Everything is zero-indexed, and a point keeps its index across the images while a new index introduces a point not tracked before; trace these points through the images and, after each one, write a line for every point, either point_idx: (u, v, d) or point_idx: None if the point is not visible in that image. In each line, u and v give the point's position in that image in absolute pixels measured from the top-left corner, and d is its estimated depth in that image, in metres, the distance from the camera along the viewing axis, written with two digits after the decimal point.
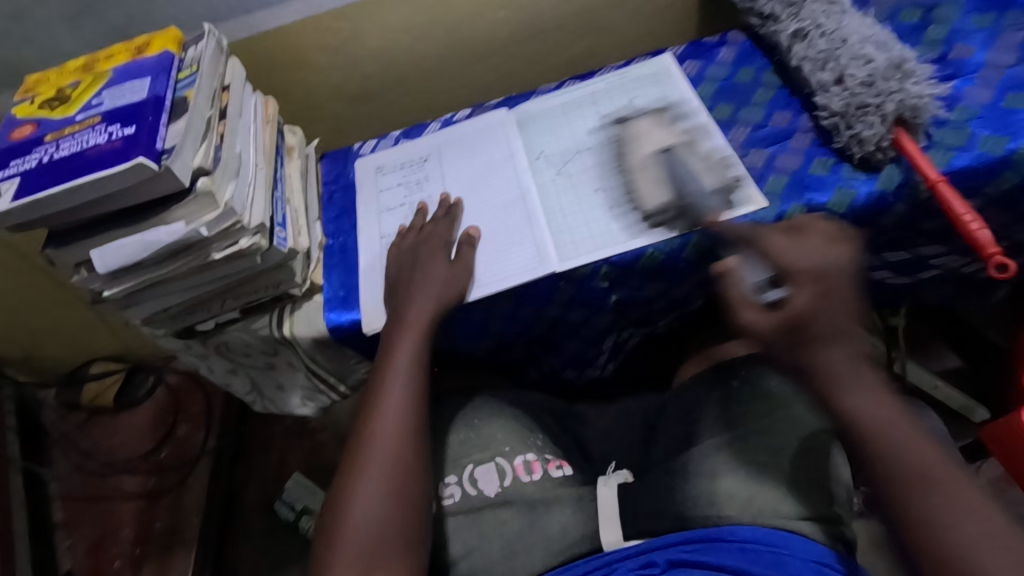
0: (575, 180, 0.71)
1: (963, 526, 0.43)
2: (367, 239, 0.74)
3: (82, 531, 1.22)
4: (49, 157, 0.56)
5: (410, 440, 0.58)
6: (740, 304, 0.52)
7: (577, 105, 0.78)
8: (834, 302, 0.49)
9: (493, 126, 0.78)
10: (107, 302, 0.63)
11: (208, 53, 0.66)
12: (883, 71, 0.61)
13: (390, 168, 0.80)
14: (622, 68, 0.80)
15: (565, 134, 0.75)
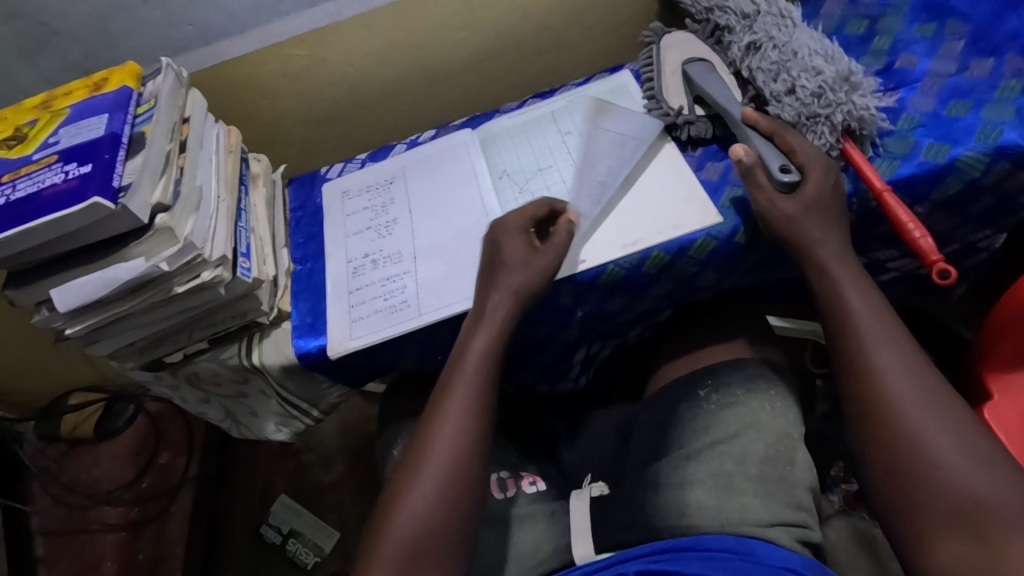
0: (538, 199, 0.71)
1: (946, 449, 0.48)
2: (335, 263, 0.74)
3: (64, 565, 1.21)
4: (5, 198, 0.57)
5: (461, 458, 0.56)
6: (760, 185, 0.60)
7: (538, 124, 0.79)
8: (836, 193, 0.59)
9: (457, 148, 0.79)
10: (70, 340, 0.63)
11: (166, 86, 0.66)
12: (831, 83, 0.62)
13: (356, 192, 0.81)
14: (579, 87, 0.81)
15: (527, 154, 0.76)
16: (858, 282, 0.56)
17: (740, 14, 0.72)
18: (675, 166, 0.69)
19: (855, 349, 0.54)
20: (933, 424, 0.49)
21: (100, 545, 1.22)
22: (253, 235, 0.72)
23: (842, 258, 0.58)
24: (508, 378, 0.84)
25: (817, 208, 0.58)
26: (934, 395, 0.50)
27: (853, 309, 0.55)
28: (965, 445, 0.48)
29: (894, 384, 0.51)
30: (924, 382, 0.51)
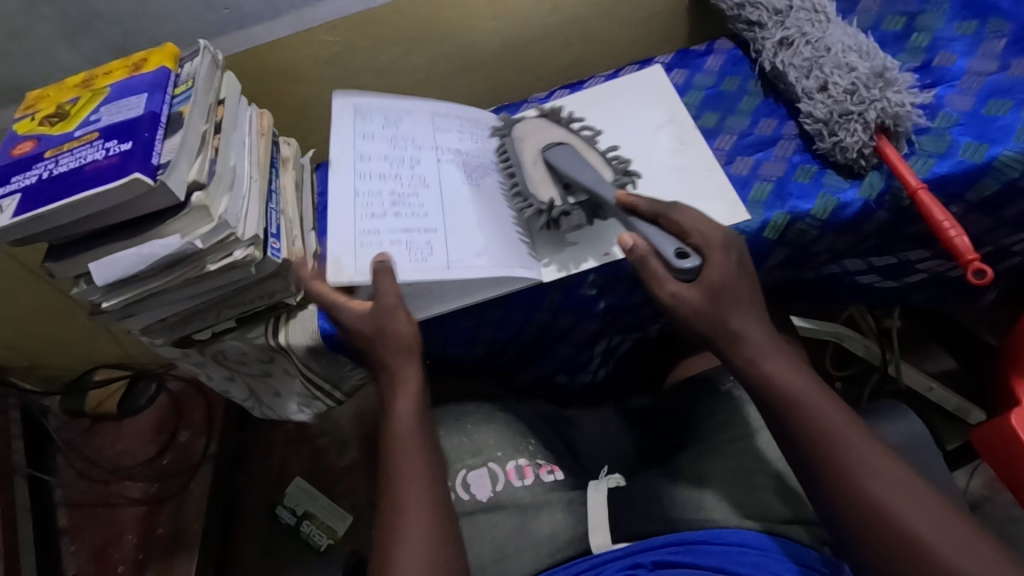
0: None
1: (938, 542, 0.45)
2: None
3: (87, 537, 1.24)
4: (48, 173, 0.58)
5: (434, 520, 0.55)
6: (659, 278, 0.56)
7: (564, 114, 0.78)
8: (740, 269, 0.57)
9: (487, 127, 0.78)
10: (105, 314, 0.65)
11: (203, 68, 0.67)
12: (865, 80, 0.61)
13: None
14: (613, 77, 0.80)
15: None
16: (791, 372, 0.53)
17: (773, 10, 0.71)
18: (706, 160, 0.68)
19: (819, 443, 0.50)
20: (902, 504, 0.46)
21: (121, 519, 1.25)
22: (283, 217, 0.73)
23: (768, 348, 0.54)
24: (527, 367, 0.84)
25: (738, 282, 0.56)
26: (895, 473, 0.48)
27: (802, 403, 0.51)
28: (942, 525, 0.45)
29: (866, 478, 0.48)
30: (883, 462, 0.48)
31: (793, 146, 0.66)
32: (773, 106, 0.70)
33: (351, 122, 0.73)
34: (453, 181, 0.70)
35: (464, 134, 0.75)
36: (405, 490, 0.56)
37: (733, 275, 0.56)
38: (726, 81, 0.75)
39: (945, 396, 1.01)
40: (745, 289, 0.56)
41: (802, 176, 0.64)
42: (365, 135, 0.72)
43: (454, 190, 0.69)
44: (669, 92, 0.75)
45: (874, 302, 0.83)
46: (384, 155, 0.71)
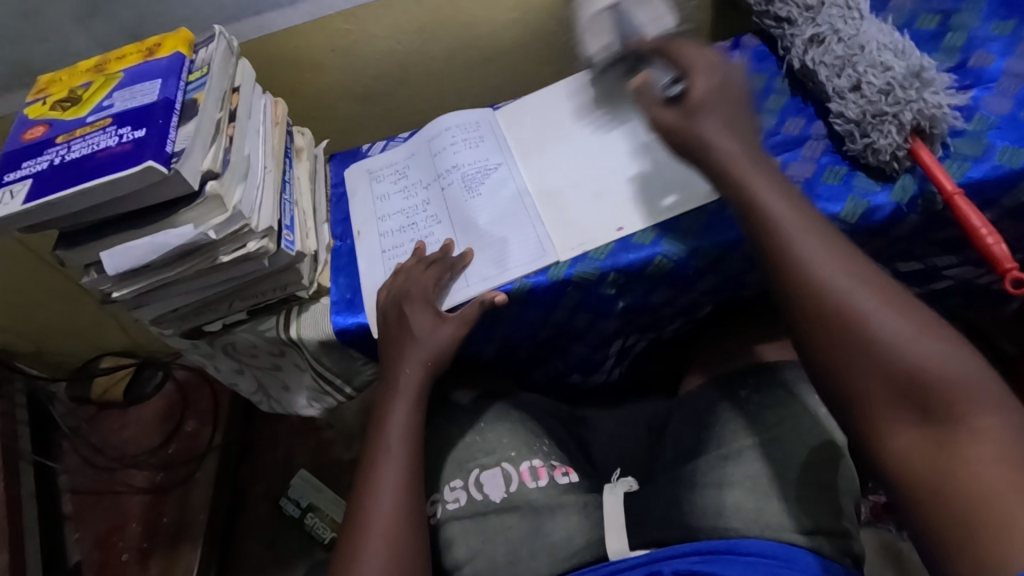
0: (573, 172, 0.71)
1: (896, 330, 0.45)
2: (370, 242, 0.74)
3: (91, 524, 1.23)
4: (60, 159, 0.57)
5: (408, 498, 0.57)
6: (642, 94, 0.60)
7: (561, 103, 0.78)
8: (722, 90, 0.58)
9: (482, 123, 0.78)
10: (117, 303, 0.64)
11: (218, 54, 0.66)
12: (901, 79, 0.58)
13: (389, 172, 0.79)
14: None
15: (568, 130, 0.75)
16: (764, 180, 0.54)
17: (803, 5, 0.69)
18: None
19: (838, 312, 0.47)
20: (880, 310, 0.46)
21: (127, 507, 1.25)
22: (297, 209, 0.71)
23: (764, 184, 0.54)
24: (540, 365, 0.84)
25: (721, 96, 0.58)
26: (898, 303, 0.47)
27: (774, 229, 0.52)
28: (907, 322, 0.45)
29: (834, 280, 0.48)
30: (865, 282, 0.48)
31: (822, 147, 0.65)
32: (801, 105, 0.69)
33: (367, 187, 0.79)
34: (461, 204, 0.71)
35: (459, 145, 0.76)
36: (388, 460, 0.59)
37: (721, 87, 0.58)
38: (751, 78, 0.73)
39: None
40: (725, 104, 0.58)
41: (831, 178, 0.62)
42: (380, 195, 0.77)
43: (462, 213, 0.71)
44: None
45: None
46: (398, 208, 0.75)
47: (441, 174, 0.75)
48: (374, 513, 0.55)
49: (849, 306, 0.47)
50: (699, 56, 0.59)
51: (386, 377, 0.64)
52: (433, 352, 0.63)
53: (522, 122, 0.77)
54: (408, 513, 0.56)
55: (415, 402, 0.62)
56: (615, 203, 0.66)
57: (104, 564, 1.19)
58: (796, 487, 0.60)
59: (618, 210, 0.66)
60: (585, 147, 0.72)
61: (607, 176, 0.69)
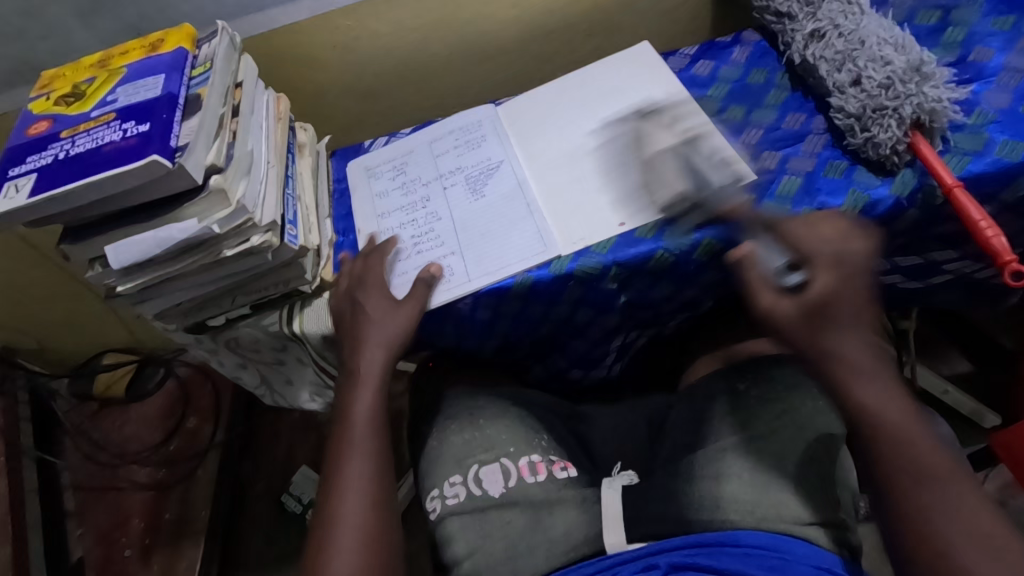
0: (575, 168, 0.71)
1: (965, 545, 0.44)
2: (369, 240, 0.73)
3: (93, 520, 1.24)
4: (65, 153, 0.57)
5: (377, 482, 0.58)
6: (757, 285, 0.55)
7: (558, 99, 0.78)
8: (854, 287, 0.52)
9: (483, 122, 0.79)
10: (120, 298, 0.64)
11: (221, 49, 0.66)
12: (902, 74, 0.58)
13: (387, 170, 0.79)
14: (608, 57, 0.80)
15: (568, 127, 0.74)
16: (895, 409, 0.49)
17: (804, 1, 0.69)
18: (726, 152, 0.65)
19: (922, 550, 0.45)
20: (956, 509, 0.45)
21: (128, 503, 1.25)
22: (299, 204, 0.72)
23: (870, 370, 0.50)
24: (541, 361, 0.84)
25: (845, 297, 0.52)
26: (988, 526, 0.44)
27: (866, 397, 0.50)
28: (984, 541, 0.44)
29: (935, 515, 0.45)
30: (963, 507, 0.45)
31: (822, 142, 0.65)
32: (800, 100, 0.69)
33: (366, 183, 0.79)
34: (462, 203, 0.72)
35: (461, 146, 0.77)
36: (353, 448, 0.60)
37: (849, 280, 0.53)
38: (753, 73, 0.73)
39: (961, 399, 1.00)
40: (856, 302, 0.52)
41: (832, 172, 0.62)
42: (379, 192, 0.77)
43: (466, 211, 0.71)
44: (675, 81, 0.74)
45: (894, 303, 0.82)
46: (397, 205, 0.75)
47: (442, 174, 0.75)
48: (342, 504, 0.56)
49: (920, 507, 0.46)
50: (826, 243, 0.55)
51: (348, 367, 0.65)
52: (390, 337, 0.64)
53: (522, 119, 0.78)
54: (377, 502, 0.57)
55: (378, 391, 0.64)
56: (616, 200, 0.66)
57: (106, 559, 1.19)
58: (795, 480, 0.61)
59: (618, 206, 0.66)
60: (586, 142, 0.72)
61: (607, 174, 0.69)
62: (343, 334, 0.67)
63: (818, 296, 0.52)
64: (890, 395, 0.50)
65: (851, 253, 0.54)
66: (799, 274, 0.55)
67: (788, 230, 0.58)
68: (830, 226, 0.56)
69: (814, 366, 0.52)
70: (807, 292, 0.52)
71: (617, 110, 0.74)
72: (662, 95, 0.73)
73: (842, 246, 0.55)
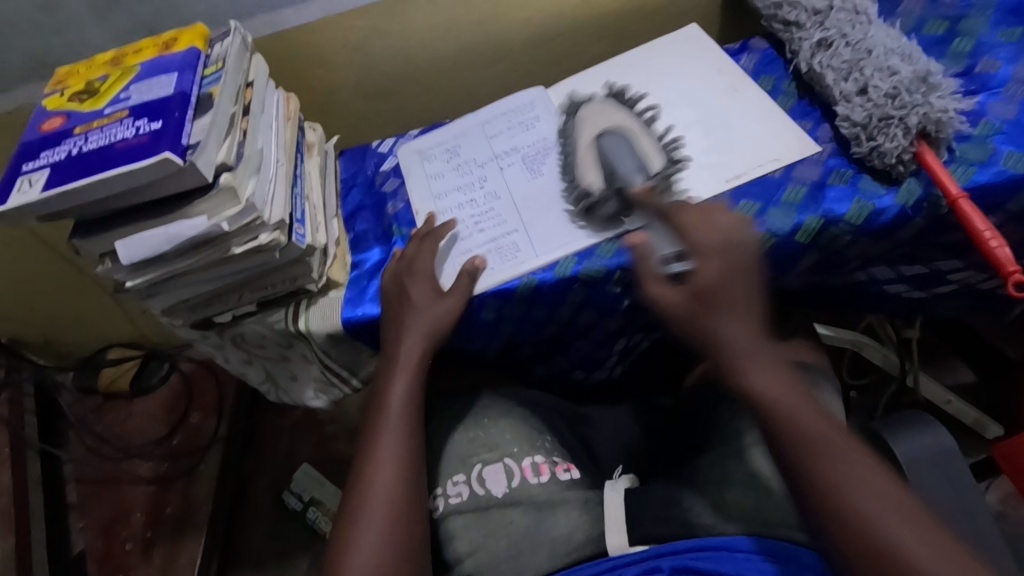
0: (629, 147, 0.72)
1: (880, 520, 0.44)
2: (427, 220, 0.74)
3: (95, 513, 1.24)
4: (78, 149, 0.58)
5: (409, 466, 0.58)
6: (647, 280, 0.57)
7: (608, 82, 0.79)
8: (736, 275, 0.54)
9: (535, 103, 0.80)
10: (129, 292, 0.64)
11: (233, 49, 0.67)
12: (908, 83, 0.59)
13: (437, 152, 0.80)
14: (657, 40, 0.81)
15: (624, 107, 0.76)
16: (782, 389, 0.49)
17: (812, 10, 0.70)
18: (788, 125, 0.67)
19: (850, 533, 0.44)
20: (860, 486, 0.45)
21: (130, 496, 1.25)
22: (307, 203, 0.72)
23: (750, 352, 0.51)
24: (544, 362, 0.85)
25: (730, 284, 0.53)
26: (888, 493, 0.45)
27: (756, 385, 0.50)
28: (896, 514, 0.44)
29: (845, 495, 0.45)
30: (860, 475, 0.45)
31: (828, 150, 0.65)
32: (807, 108, 0.69)
33: (419, 166, 0.79)
34: (521, 180, 0.73)
35: (515, 128, 0.78)
36: (388, 429, 0.60)
37: (734, 268, 0.54)
38: (759, 81, 0.74)
39: (962, 409, 1.01)
40: (739, 290, 0.53)
41: (837, 180, 0.62)
42: (433, 173, 0.78)
43: (524, 189, 0.72)
44: (727, 61, 0.76)
45: (897, 312, 0.82)
46: (454, 185, 0.75)
47: (498, 154, 0.76)
48: (373, 480, 0.57)
49: (829, 485, 0.45)
50: (709, 237, 0.56)
51: (388, 352, 0.65)
52: (433, 321, 0.64)
53: (576, 101, 0.79)
54: (406, 479, 0.57)
55: (415, 373, 0.63)
56: (680, 176, 0.67)
57: (107, 552, 1.20)
58: None
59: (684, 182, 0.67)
60: (642, 120, 0.73)
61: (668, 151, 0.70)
62: (388, 313, 0.67)
63: (706, 283, 0.53)
64: (777, 381, 0.50)
65: (738, 243, 0.56)
66: (682, 264, 0.58)
67: (682, 222, 0.58)
68: (727, 216, 0.58)
69: (708, 354, 0.53)
70: (693, 279, 0.54)
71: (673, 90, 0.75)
72: (716, 70, 0.75)
73: (730, 238, 0.56)
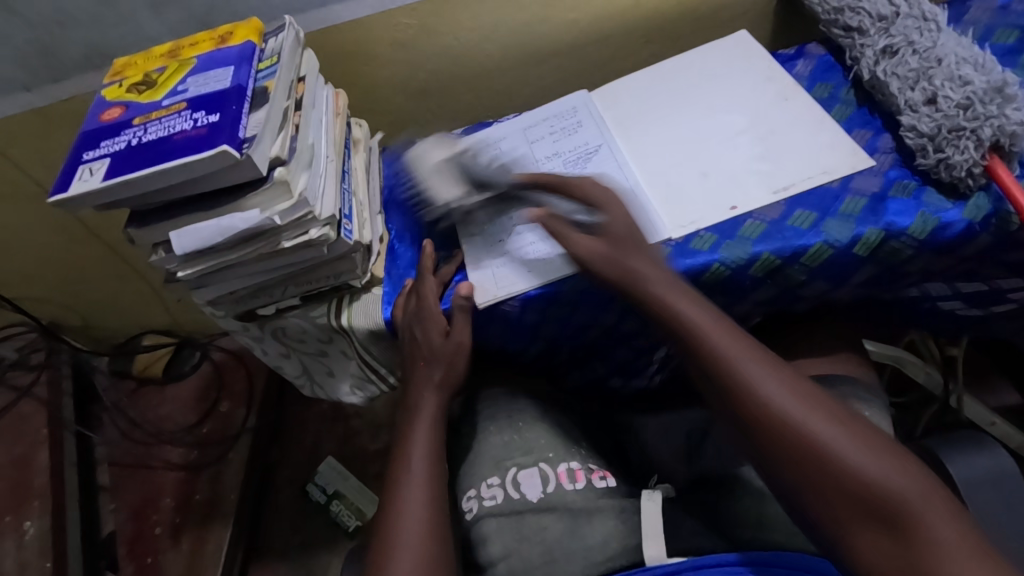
0: (677, 153, 0.70)
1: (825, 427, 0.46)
2: (465, 221, 0.73)
3: (126, 497, 1.26)
4: (137, 140, 0.59)
5: (437, 509, 0.57)
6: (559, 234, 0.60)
7: (654, 87, 0.78)
8: (630, 228, 0.59)
9: (578, 108, 0.78)
10: (179, 283, 0.65)
11: (287, 44, 0.67)
12: (982, 94, 0.57)
13: (476, 155, 0.79)
14: (706, 44, 0.80)
15: (669, 115, 0.74)
16: (708, 314, 0.53)
17: (876, 16, 0.68)
18: (842, 138, 0.65)
19: (795, 443, 0.45)
20: (796, 395, 0.48)
21: (161, 481, 1.28)
22: (354, 198, 0.73)
23: (679, 296, 0.55)
24: (580, 368, 0.84)
25: (621, 243, 0.58)
26: (832, 409, 0.47)
27: (690, 315, 0.53)
28: (824, 415, 0.46)
29: (778, 399, 0.48)
30: (802, 389, 0.48)
31: (890, 161, 0.63)
32: (867, 117, 0.67)
33: None
34: None
35: (557, 133, 0.77)
36: (410, 476, 0.59)
37: (630, 233, 0.59)
38: (816, 88, 0.72)
39: (1008, 432, 0.98)
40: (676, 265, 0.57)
41: (899, 192, 0.60)
42: None
43: None
44: (779, 67, 0.74)
45: (949, 329, 0.80)
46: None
47: (539, 159, 0.75)
48: (401, 526, 0.55)
49: (753, 385, 0.49)
50: (600, 190, 0.61)
51: (407, 403, 0.66)
52: (444, 372, 0.66)
53: (625, 104, 0.77)
54: (434, 525, 0.56)
55: (434, 425, 0.63)
56: (728, 184, 0.66)
57: (137, 535, 1.22)
58: None
59: (730, 190, 0.65)
60: (688, 129, 0.72)
61: (715, 158, 0.68)
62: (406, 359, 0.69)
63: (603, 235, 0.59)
64: (699, 305, 0.54)
65: (609, 195, 0.62)
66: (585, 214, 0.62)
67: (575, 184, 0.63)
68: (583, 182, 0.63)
69: (639, 295, 0.56)
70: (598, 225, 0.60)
71: (718, 96, 0.73)
72: (765, 80, 0.73)
73: (603, 194, 0.61)
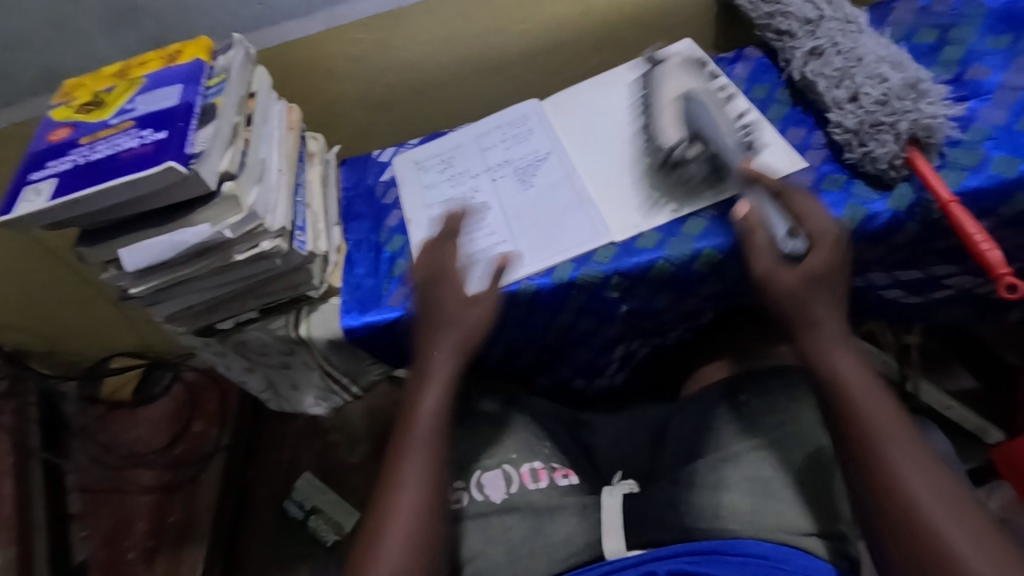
0: (623, 159, 0.72)
1: (930, 507, 0.46)
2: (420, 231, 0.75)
3: (97, 523, 1.23)
4: (84, 159, 0.59)
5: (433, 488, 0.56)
6: (757, 251, 0.58)
7: (601, 95, 0.80)
8: (840, 274, 0.56)
9: (529, 116, 0.81)
10: (133, 300, 0.65)
11: (237, 61, 0.68)
12: (897, 91, 0.60)
13: (430, 165, 0.81)
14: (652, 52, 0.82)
15: (614, 121, 0.77)
16: (860, 368, 0.53)
17: (803, 20, 0.71)
18: (778, 139, 0.68)
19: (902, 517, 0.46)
20: (913, 474, 0.47)
21: (133, 506, 1.25)
22: (309, 210, 0.74)
23: (859, 380, 0.52)
24: (544, 371, 0.85)
25: (832, 278, 0.55)
26: (960, 503, 0.46)
27: (837, 368, 0.53)
28: (951, 508, 0.46)
29: (907, 480, 0.47)
30: (930, 471, 0.47)
31: (821, 157, 0.66)
32: (801, 116, 0.70)
33: (415, 176, 0.81)
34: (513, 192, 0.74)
35: (509, 141, 0.79)
36: (413, 449, 0.57)
37: (829, 274, 0.55)
38: (753, 89, 0.75)
39: (964, 415, 1.02)
40: (842, 283, 0.56)
41: (831, 185, 0.63)
42: (429, 184, 0.79)
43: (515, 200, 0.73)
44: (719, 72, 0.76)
45: (901, 317, 0.82)
46: (446, 196, 0.77)
47: (492, 167, 0.77)
48: (395, 507, 0.54)
49: (880, 453, 0.48)
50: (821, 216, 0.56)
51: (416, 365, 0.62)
52: (463, 335, 0.61)
53: (572, 112, 0.80)
54: (434, 508, 0.55)
55: (447, 390, 0.60)
56: (670, 185, 0.68)
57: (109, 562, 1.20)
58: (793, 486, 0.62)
59: (672, 192, 0.68)
60: (633, 134, 0.74)
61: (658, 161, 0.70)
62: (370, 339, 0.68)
63: (780, 291, 0.56)
64: (860, 370, 0.52)
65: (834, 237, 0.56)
66: (797, 242, 0.57)
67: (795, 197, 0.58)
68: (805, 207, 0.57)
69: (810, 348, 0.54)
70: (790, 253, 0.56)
71: None
72: None
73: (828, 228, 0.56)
